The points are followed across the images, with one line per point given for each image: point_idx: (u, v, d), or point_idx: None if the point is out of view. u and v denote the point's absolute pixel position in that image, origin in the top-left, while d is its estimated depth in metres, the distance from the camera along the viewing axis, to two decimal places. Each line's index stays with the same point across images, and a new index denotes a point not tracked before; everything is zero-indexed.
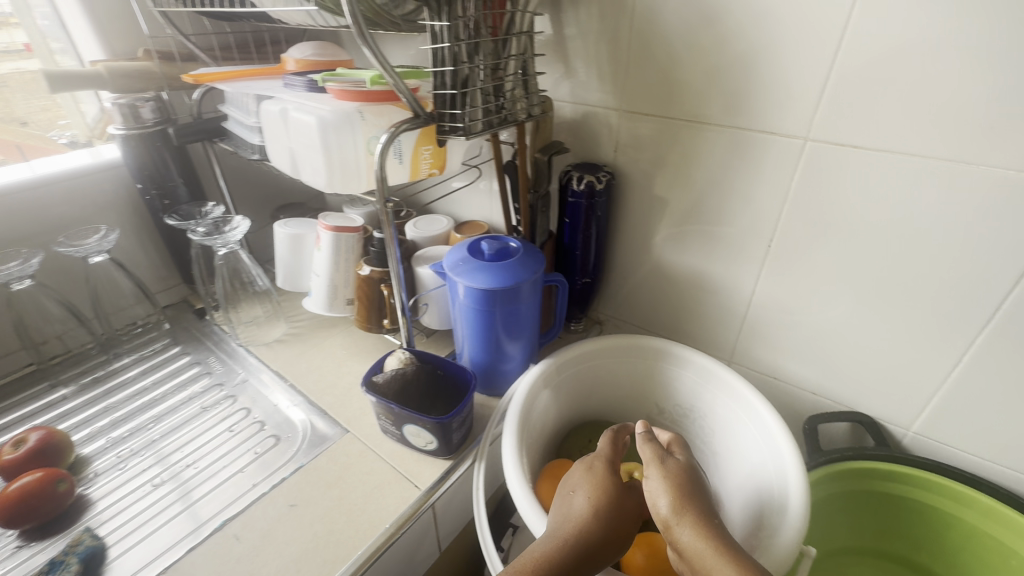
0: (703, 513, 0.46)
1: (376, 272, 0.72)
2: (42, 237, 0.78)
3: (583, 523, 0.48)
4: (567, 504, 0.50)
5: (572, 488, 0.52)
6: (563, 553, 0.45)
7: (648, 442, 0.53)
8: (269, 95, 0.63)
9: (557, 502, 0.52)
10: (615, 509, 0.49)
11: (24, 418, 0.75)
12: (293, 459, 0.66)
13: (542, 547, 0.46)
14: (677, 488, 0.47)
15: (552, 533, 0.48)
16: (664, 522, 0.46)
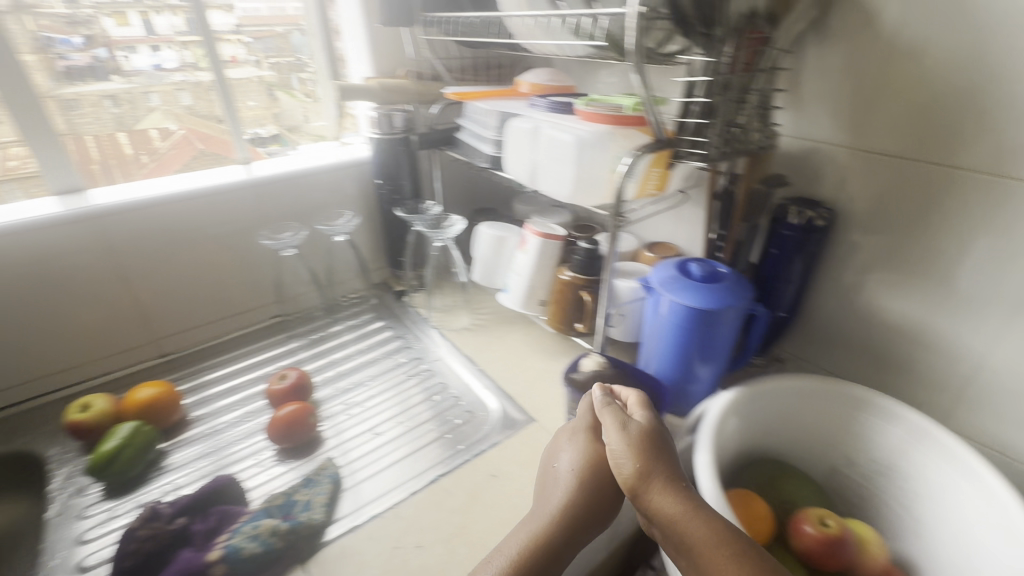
0: (666, 476, 0.50)
1: (577, 279, 0.79)
2: (298, 215, 0.95)
3: (573, 481, 0.55)
4: (558, 471, 0.57)
5: (563, 449, 0.59)
6: (553, 517, 0.53)
7: (604, 408, 0.58)
8: (518, 114, 0.73)
9: (551, 462, 0.60)
10: (598, 472, 0.55)
11: (271, 359, 0.93)
12: (489, 435, 0.73)
13: (541, 513, 0.55)
14: (639, 453, 0.52)
15: (551, 500, 0.55)
16: (631, 485, 0.51)
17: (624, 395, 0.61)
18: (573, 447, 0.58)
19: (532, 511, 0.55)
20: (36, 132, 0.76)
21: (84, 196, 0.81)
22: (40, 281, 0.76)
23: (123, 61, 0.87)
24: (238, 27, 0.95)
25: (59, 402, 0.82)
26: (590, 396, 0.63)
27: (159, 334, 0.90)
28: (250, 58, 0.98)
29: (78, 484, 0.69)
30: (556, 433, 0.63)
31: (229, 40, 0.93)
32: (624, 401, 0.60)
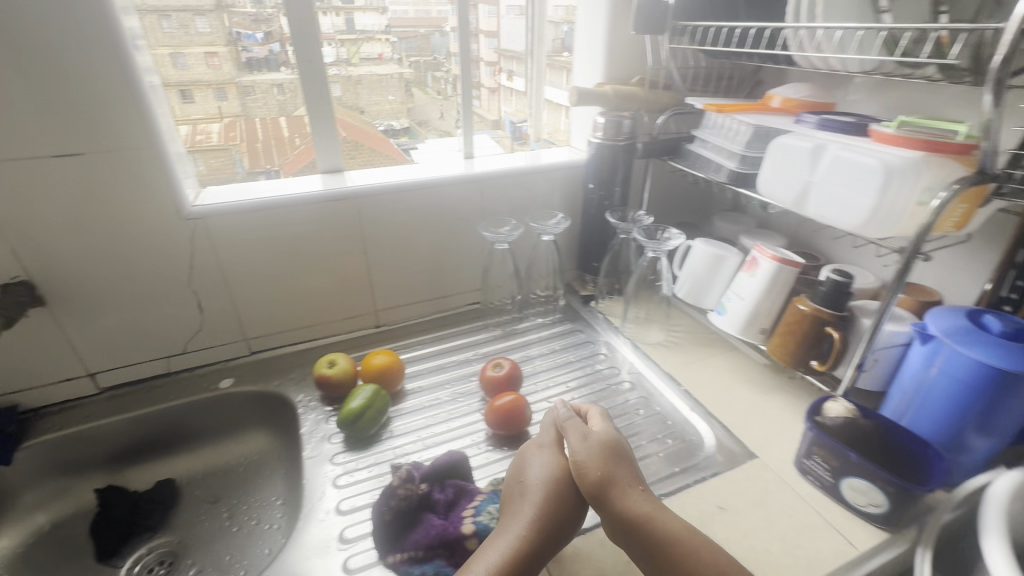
0: (628, 481, 0.56)
1: (821, 312, 0.71)
2: (514, 211, 1.01)
3: (545, 491, 0.57)
4: (529, 474, 0.59)
5: (531, 461, 0.61)
6: (537, 518, 0.54)
7: (569, 422, 0.62)
8: (786, 131, 0.69)
9: (519, 475, 0.60)
10: (565, 478, 0.58)
11: (469, 345, 0.98)
12: (707, 462, 0.70)
13: (521, 520, 0.55)
14: (605, 460, 0.57)
15: (523, 495, 0.57)
16: (596, 488, 0.55)
17: (585, 410, 0.66)
18: (540, 455, 0.61)
19: (516, 506, 0.57)
20: (320, 116, 0.87)
21: (346, 176, 0.91)
22: (305, 247, 0.87)
23: (289, 54, 0.85)
24: (387, 26, 0.95)
25: (298, 354, 0.94)
26: (553, 412, 0.67)
27: (377, 306, 0.98)
28: (394, 55, 0.98)
29: (324, 431, 0.78)
30: (524, 447, 0.64)
31: (376, 39, 0.95)
32: (585, 416, 0.65)
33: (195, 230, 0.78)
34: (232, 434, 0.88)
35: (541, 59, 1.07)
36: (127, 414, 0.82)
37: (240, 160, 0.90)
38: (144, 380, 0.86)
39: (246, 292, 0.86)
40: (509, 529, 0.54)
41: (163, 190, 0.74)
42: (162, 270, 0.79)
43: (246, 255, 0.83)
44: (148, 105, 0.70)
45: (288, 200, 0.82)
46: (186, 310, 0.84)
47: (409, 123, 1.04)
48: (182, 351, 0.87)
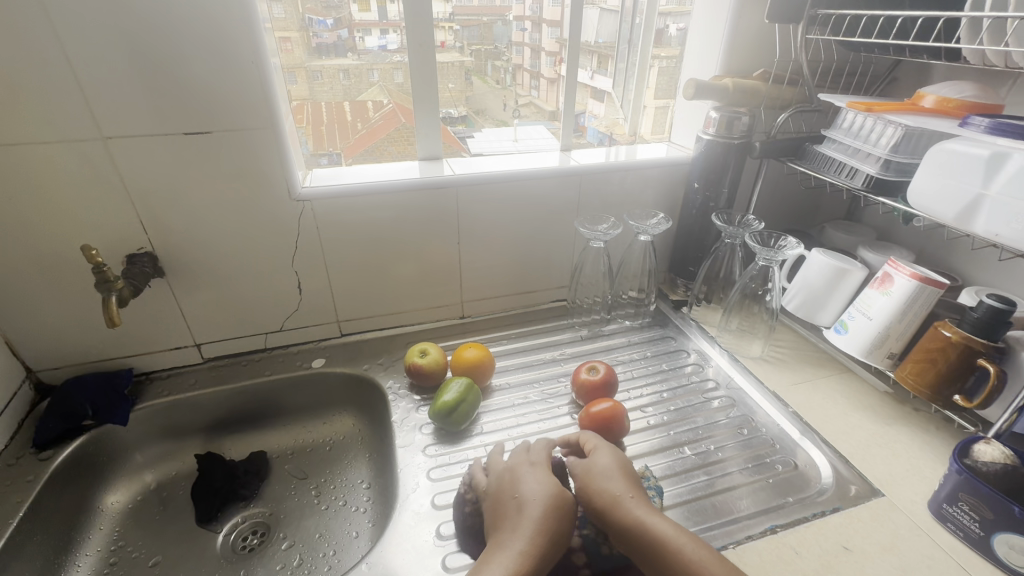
0: (630, 493, 0.57)
1: (971, 340, 0.63)
2: (609, 208, 0.97)
3: (545, 504, 0.56)
4: (526, 489, 0.58)
5: (526, 477, 0.59)
6: (540, 531, 0.53)
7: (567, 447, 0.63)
8: (953, 133, 0.61)
9: (513, 490, 0.58)
10: (560, 493, 0.57)
11: (553, 344, 0.95)
12: (827, 496, 0.64)
13: (525, 532, 0.53)
14: (605, 477, 0.58)
15: (523, 509, 0.55)
16: (601, 505, 0.56)
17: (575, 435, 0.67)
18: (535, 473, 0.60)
19: (513, 520, 0.55)
20: (425, 102, 0.87)
21: (445, 164, 0.90)
22: (400, 234, 0.87)
23: (360, 40, 0.87)
24: (452, 13, 0.89)
25: (386, 340, 0.94)
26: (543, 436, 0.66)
27: (464, 297, 0.97)
28: (456, 44, 0.92)
29: (414, 421, 0.77)
30: (516, 462, 0.62)
31: (440, 27, 0.88)
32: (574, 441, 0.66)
33: (303, 212, 0.79)
34: (320, 413, 0.90)
35: (645, 50, 1.02)
36: (229, 385, 0.85)
37: (304, 142, 0.87)
38: (244, 354, 0.89)
39: (342, 275, 0.87)
40: (513, 542, 0.52)
41: (279, 172, 0.75)
42: (269, 250, 0.81)
43: (346, 239, 0.84)
44: (272, 87, 0.71)
45: (389, 185, 0.82)
46: (287, 289, 0.85)
47: (466, 111, 0.98)
48: (279, 329, 0.89)
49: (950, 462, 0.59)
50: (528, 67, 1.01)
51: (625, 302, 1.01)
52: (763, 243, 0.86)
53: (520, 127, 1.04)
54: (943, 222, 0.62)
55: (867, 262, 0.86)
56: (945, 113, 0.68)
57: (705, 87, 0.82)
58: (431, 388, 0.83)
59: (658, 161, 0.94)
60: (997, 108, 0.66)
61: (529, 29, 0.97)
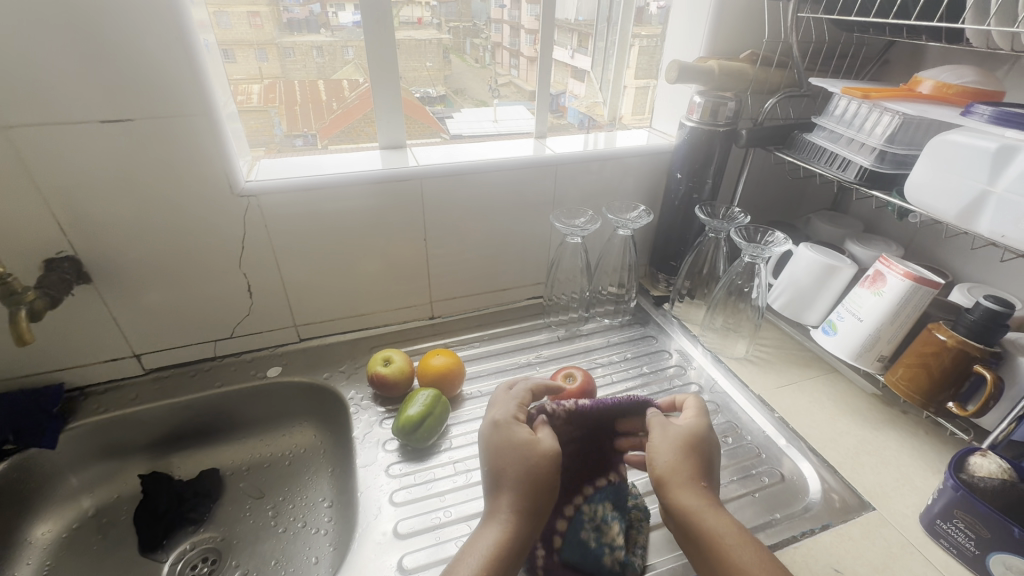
0: (685, 474, 0.50)
1: (968, 345, 0.60)
2: (587, 200, 0.91)
3: (547, 465, 0.50)
4: (549, 450, 0.51)
5: (516, 433, 0.52)
6: (532, 499, 0.49)
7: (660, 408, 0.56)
8: (956, 123, 0.56)
9: (503, 448, 0.51)
10: (551, 457, 0.51)
11: (528, 346, 0.89)
12: (816, 511, 0.60)
13: (517, 503, 0.49)
14: (678, 448, 0.51)
15: (508, 469, 0.50)
16: (661, 479, 0.50)
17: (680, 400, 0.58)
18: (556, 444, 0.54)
19: (524, 477, 0.49)
20: (385, 86, 0.79)
21: (410, 153, 0.83)
22: (361, 231, 0.79)
23: (333, 16, 0.79)
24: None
25: (349, 344, 0.87)
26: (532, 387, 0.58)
27: (433, 296, 0.91)
28: (433, 20, 0.85)
29: (377, 437, 0.71)
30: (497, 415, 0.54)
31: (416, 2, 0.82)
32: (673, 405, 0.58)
33: (248, 208, 0.71)
34: (278, 426, 0.84)
35: (625, 29, 0.95)
36: (174, 399, 0.78)
37: (278, 122, 0.82)
38: (191, 363, 0.82)
39: (297, 276, 0.80)
40: (504, 511, 0.49)
41: (218, 165, 0.67)
42: (213, 251, 0.73)
43: (300, 237, 0.76)
44: (204, 68, 0.63)
45: (346, 178, 0.74)
46: (235, 293, 0.78)
47: (444, 91, 0.91)
48: (229, 335, 0.81)
49: (945, 477, 0.55)
50: (507, 46, 0.92)
51: (605, 299, 0.95)
52: (749, 238, 0.82)
53: (499, 108, 0.95)
54: (943, 220, 0.57)
55: (855, 256, 0.82)
56: (943, 99, 0.63)
57: (689, 69, 0.76)
58: (397, 398, 0.77)
59: (636, 150, 0.88)
60: (992, 95, 0.61)
61: (508, 6, 0.89)
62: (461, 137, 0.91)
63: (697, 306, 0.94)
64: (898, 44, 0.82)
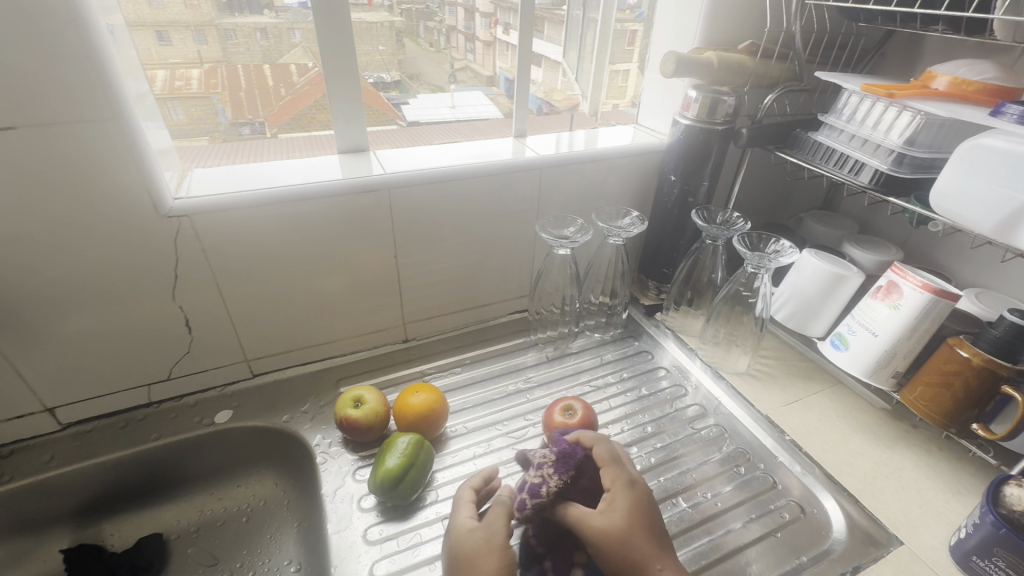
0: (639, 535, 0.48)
1: (994, 364, 0.56)
2: (573, 205, 0.83)
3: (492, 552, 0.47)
4: (470, 538, 0.49)
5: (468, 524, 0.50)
6: None
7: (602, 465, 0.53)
8: (988, 123, 0.51)
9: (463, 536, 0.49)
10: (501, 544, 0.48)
11: (515, 369, 0.81)
12: (843, 552, 0.56)
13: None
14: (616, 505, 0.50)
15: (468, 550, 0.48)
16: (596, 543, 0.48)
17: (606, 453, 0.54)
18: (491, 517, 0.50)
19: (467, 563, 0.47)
20: (341, 81, 0.67)
21: (374, 158, 0.72)
22: (319, 251, 0.68)
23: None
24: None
25: (313, 378, 0.77)
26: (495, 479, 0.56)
27: (406, 318, 0.81)
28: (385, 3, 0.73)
29: (352, 493, 0.62)
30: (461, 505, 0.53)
31: None
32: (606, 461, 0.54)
33: (180, 230, 0.59)
34: (232, 477, 0.72)
35: (606, 15, 0.87)
36: (101, 458, 0.65)
37: (222, 109, 0.70)
38: (120, 412, 0.69)
39: (246, 307, 0.68)
40: None
41: (136, 180, 0.55)
42: (139, 282, 0.61)
43: (246, 261, 0.64)
44: (107, 59, 0.50)
45: (300, 191, 0.63)
46: (171, 329, 0.65)
47: (399, 75, 0.80)
48: (166, 377, 0.69)
49: (982, 511, 0.51)
50: (462, 29, 0.83)
51: (594, 311, 0.88)
52: (752, 246, 0.76)
53: (457, 93, 0.87)
54: (976, 231, 0.52)
55: (855, 261, 0.77)
56: (963, 97, 0.57)
57: (685, 60, 0.69)
58: (371, 442, 0.68)
59: (624, 149, 0.81)
60: (1015, 93, 0.55)
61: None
62: (419, 123, 0.82)
63: (695, 316, 0.88)
64: (895, 35, 0.78)
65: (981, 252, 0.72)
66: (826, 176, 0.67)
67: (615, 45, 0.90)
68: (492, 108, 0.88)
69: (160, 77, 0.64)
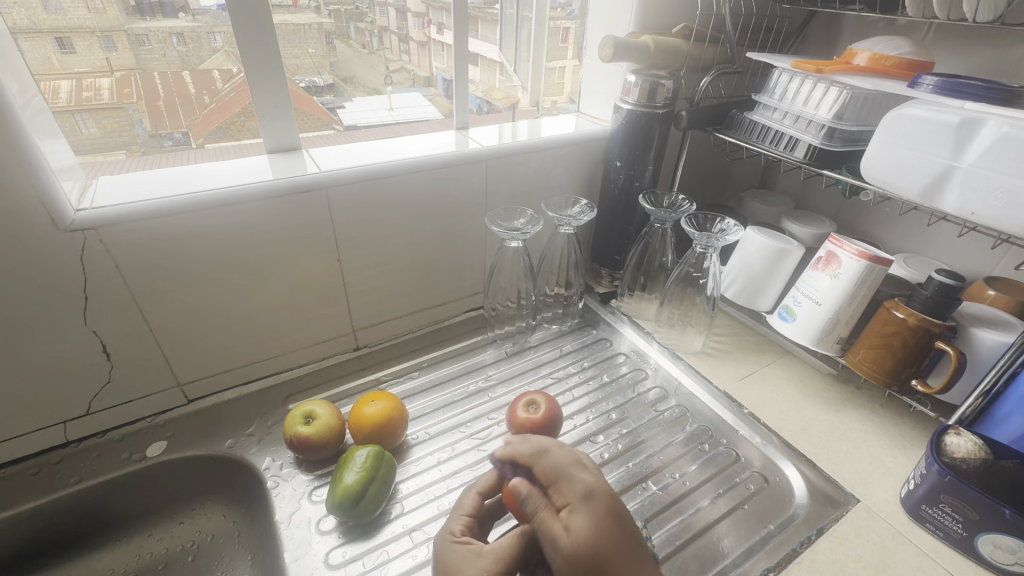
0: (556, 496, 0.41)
1: (927, 322, 0.59)
2: (521, 197, 0.81)
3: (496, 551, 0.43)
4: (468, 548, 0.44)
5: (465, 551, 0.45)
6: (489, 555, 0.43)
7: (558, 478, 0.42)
8: (908, 94, 0.54)
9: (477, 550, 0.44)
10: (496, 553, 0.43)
11: (475, 368, 0.79)
12: (807, 516, 0.58)
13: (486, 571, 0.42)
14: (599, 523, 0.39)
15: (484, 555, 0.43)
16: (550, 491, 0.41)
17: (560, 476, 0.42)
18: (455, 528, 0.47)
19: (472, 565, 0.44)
20: (262, 72, 0.62)
21: (308, 156, 0.67)
22: (253, 259, 0.63)
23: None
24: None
25: (257, 397, 0.71)
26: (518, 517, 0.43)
27: (356, 325, 0.76)
28: (310, 3, 0.69)
29: (310, 516, 0.58)
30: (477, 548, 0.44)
31: None
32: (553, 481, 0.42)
33: (87, 244, 0.52)
34: (171, 513, 0.66)
35: (541, 7, 0.87)
36: (12, 511, 0.57)
37: (139, 120, 0.63)
38: (33, 457, 0.61)
39: (173, 326, 0.62)
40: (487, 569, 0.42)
41: (27, 191, 0.48)
42: (41, 309, 0.53)
43: (167, 274, 0.58)
44: None
45: (227, 196, 0.57)
46: (84, 359, 0.58)
47: (333, 78, 0.75)
48: (84, 413, 0.62)
49: (928, 461, 0.54)
50: (395, 30, 0.79)
51: (550, 303, 0.87)
52: (700, 227, 0.78)
53: (394, 94, 0.82)
54: (904, 196, 0.55)
55: (793, 235, 0.80)
56: (882, 71, 0.60)
57: (623, 44, 0.68)
58: (326, 459, 0.63)
59: (568, 138, 0.80)
60: (925, 66, 0.59)
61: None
62: (358, 127, 0.77)
63: (649, 300, 0.89)
64: (816, 18, 0.82)
65: (905, 218, 0.77)
66: (764, 154, 0.69)
67: (552, 37, 0.89)
68: (432, 109, 0.85)
69: (65, 87, 0.57)
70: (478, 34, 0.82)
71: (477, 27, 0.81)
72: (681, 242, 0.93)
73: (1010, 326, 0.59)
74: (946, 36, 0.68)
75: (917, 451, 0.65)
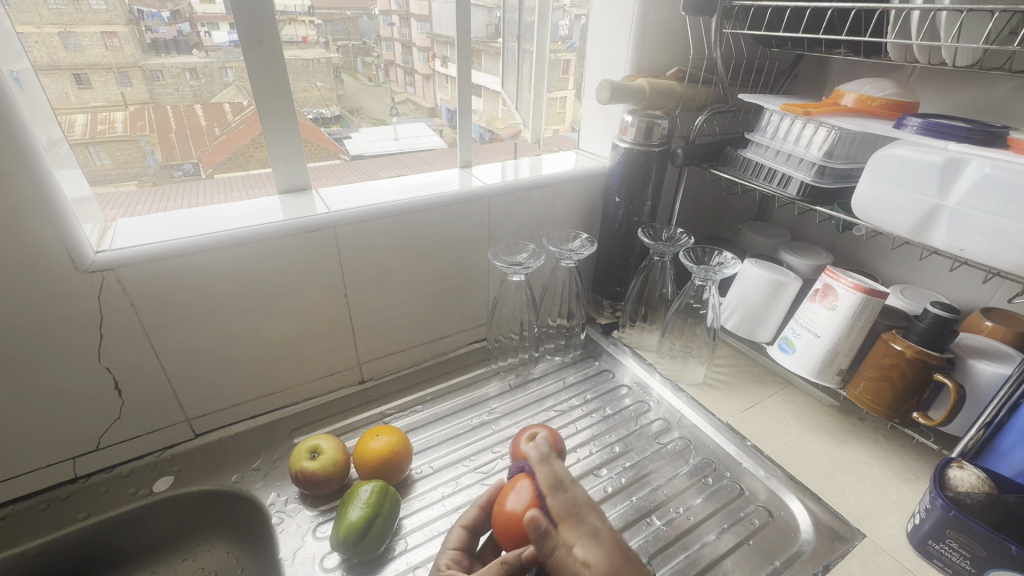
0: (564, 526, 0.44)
1: (925, 354, 0.60)
2: (524, 230, 0.83)
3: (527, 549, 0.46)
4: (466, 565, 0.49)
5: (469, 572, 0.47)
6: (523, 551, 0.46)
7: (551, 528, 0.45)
8: (894, 136, 0.56)
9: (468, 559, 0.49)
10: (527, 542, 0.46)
11: (478, 401, 0.79)
12: (813, 551, 0.57)
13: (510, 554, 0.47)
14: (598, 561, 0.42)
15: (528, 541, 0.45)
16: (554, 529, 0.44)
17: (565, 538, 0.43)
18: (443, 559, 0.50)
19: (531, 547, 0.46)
20: (275, 115, 0.65)
21: (317, 196, 0.70)
22: (263, 297, 0.65)
23: (206, 35, 0.63)
24: (310, 6, 0.68)
25: (263, 431, 0.72)
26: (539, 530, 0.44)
27: (361, 358, 0.78)
28: (320, 39, 0.71)
29: (313, 553, 0.58)
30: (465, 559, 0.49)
31: (298, 21, 0.67)
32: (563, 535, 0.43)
33: (105, 286, 0.55)
34: (177, 549, 0.66)
35: (542, 48, 0.92)
36: (19, 547, 0.57)
37: (151, 151, 0.66)
38: (41, 492, 0.61)
39: (183, 362, 0.63)
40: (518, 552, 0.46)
41: (51, 237, 0.50)
42: (57, 346, 0.55)
43: (179, 314, 0.60)
44: (8, 102, 0.45)
45: (240, 236, 0.60)
46: (96, 394, 0.60)
47: (341, 110, 0.78)
48: (94, 449, 0.63)
49: (932, 496, 0.53)
50: (401, 64, 0.82)
51: (553, 333, 0.88)
52: (698, 260, 0.79)
53: (399, 125, 0.86)
54: (893, 233, 0.57)
55: (791, 266, 0.81)
56: (869, 112, 0.62)
57: (618, 85, 0.71)
58: (330, 494, 0.64)
59: (569, 174, 0.83)
60: (910, 107, 0.61)
61: (397, 23, 0.79)
62: (364, 158, 0.82)
63: (650, 330, 0.91)
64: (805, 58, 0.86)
65: (898, 251, 0.79)
66: (759, 190, 0.71)
67: (553, 76, 0.94)
68: (436, 139, 0.88)
69: (80, 121, 0.59)
70: (483, 68, 0.86)
71: (480, 61, 0.84)
72: (681, 273, 0.94)
73: (1007, 357, 0.59)
74: (933, 77, 0.71)
75: (922, 484, 0.64)
